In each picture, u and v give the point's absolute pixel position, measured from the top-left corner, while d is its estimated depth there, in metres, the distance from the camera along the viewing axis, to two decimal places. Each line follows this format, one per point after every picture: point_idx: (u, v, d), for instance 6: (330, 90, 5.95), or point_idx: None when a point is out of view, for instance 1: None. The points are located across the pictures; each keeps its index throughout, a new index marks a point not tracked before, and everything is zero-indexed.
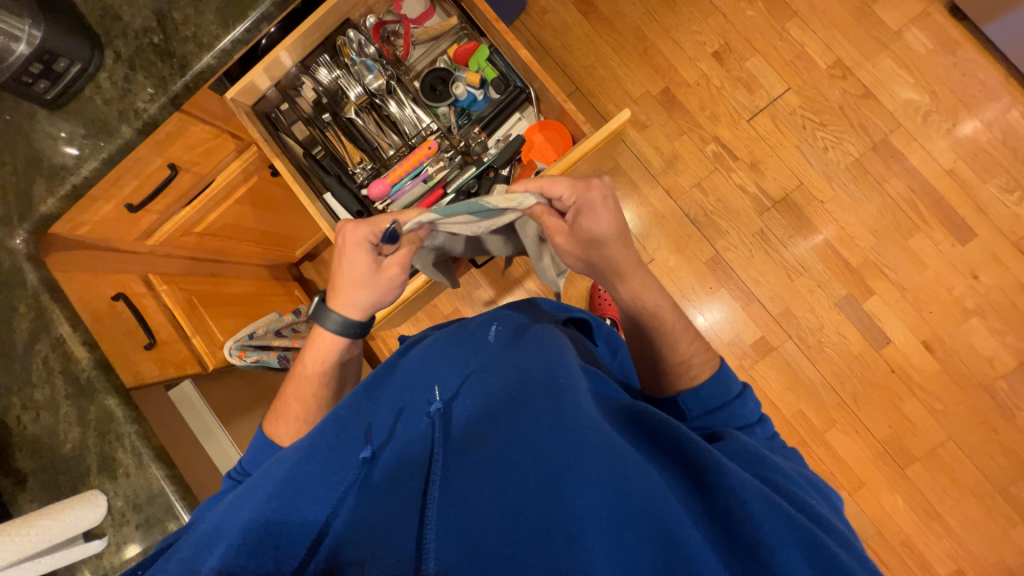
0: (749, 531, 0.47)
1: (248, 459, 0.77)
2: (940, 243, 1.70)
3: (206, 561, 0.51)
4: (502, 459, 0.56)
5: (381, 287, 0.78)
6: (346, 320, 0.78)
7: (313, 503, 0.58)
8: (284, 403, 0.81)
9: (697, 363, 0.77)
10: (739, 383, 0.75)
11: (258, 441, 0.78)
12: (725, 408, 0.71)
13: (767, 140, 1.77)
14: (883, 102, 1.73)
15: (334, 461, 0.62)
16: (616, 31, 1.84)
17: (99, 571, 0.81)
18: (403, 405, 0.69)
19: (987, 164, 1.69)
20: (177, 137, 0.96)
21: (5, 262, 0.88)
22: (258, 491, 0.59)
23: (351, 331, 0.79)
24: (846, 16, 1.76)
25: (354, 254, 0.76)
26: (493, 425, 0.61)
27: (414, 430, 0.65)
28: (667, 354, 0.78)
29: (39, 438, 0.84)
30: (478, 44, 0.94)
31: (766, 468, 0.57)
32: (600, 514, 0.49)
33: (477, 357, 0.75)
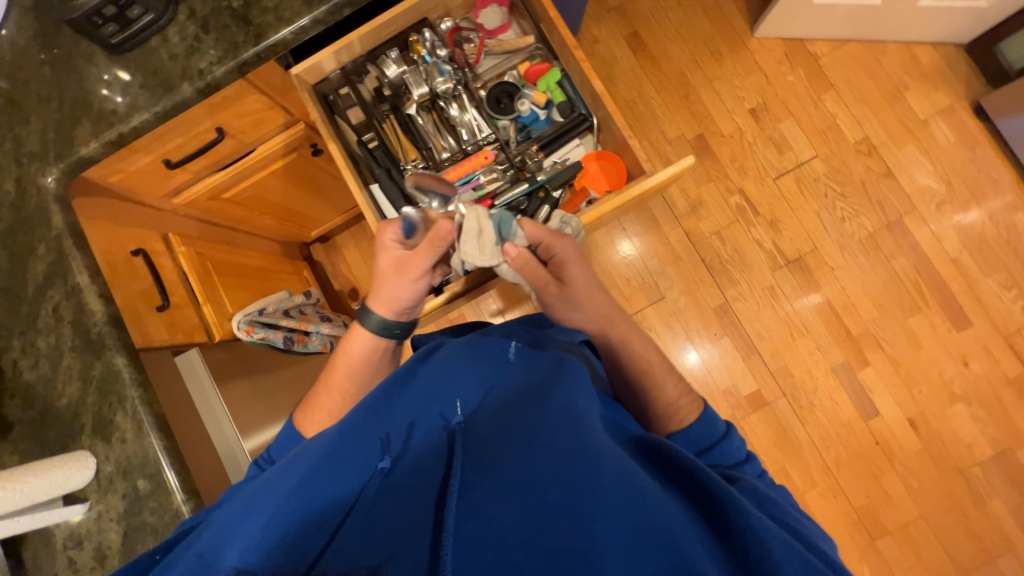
0: (770, 570, 0.44)
1: (274, 446, 0.78)
2: (937, 326, 1.76)
3: (225, 557, 0.52)
4: (519, 474, 0.56)
5: (400, 287, 0.79)
6: (384, 320, 0.82)
7: (331, 503, 0.58)
8: (314, 396, 0.84)
9: (684, 404, 0.77)
10: (723, 422, 0.76)
11: (286, 431, 0.80)
12: (717, 446, 0.72)
13: (789, 201, 1.82)
14: (902, 184, 1.81)
15: (351, 462, 0.61)
16: (661, 72, 1.89)
17: (72, 538, 0.77)
18: (420, 410, 0.69)
19: (990, 258, 1.77)
20: (233, 103, 0.94)
21: (32, 199, 0.84)
22: (281, 484, 0.60)
23: (386, 330, 0.82)
24: (879, 97, 1.84)
25: (387, 257, 0.81)
26: (510, 441, 0.61)
27: (431, 440, 0.65)
28: (657, 402, 0.77)
29: (34, 387, 0.80)
30: (550, 66, 0.96)
31: (777, 509, 0.55)
32: (617, 537, 0.48)
33: (497, 371, 0.74)
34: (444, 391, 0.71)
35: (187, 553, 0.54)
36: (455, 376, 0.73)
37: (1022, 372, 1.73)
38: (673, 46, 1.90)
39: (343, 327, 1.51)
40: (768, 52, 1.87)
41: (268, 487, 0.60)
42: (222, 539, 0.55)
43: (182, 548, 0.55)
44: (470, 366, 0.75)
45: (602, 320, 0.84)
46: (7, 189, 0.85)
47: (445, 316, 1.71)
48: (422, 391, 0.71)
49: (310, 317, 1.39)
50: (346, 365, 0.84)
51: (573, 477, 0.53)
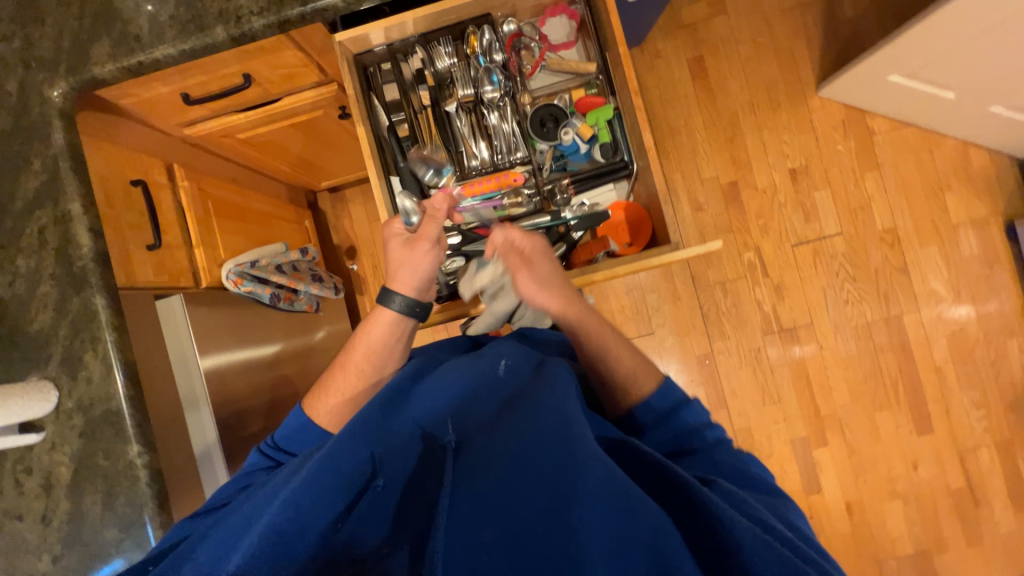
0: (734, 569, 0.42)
1: (282, 434, 0.74)
2: (900, 425, 1.81)
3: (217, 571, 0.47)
4: (503, 486, 0.49)
5: (416, 261, 0.79)
6: (408, 300, 0.79)
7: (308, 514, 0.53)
8: (328, 379, 0.78)
9: (641, 376, 0.71)
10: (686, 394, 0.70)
11: (297, 419, 0.75)
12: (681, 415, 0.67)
13: (800, 270, 1.81)
14: (913, 283, 1.80)
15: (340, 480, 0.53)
16: (714, 106, 1.81)
17: (24, 462, 0.78)
18: (408, 425, 0.62)
19: (970, 374, 1.80)
20: (266, 53, 0.88)
21: (35, 109, 0.79)
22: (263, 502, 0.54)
23: (410, 308, 0.78)
24: (920, 190, 1.80)
25: (396, 242, 0.81)
26: (498, 447, 0.54)
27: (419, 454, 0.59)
28: (610, 376, 0.71)
29: (6, 306, 0.78)
30: (604, 102, 0.90)
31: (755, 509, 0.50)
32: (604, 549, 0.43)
33: (493, 388, 0.67)
34: (439, 407, 0.63)
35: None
36: (449, 391, 0.66)
37: (963, 486, 1.80)
38: (734, 82, 1.81)
39: (332, 289, 1.48)
40: (826, 114, 1.80)
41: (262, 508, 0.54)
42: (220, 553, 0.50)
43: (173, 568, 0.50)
44: (465, 382, 0.67)
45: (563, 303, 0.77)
46: (9, 91, 0.79)
47: None
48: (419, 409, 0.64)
49: (302, 274, 1.36)
50: (362, 354, 0.78)
51: (558, 487, 0.48)
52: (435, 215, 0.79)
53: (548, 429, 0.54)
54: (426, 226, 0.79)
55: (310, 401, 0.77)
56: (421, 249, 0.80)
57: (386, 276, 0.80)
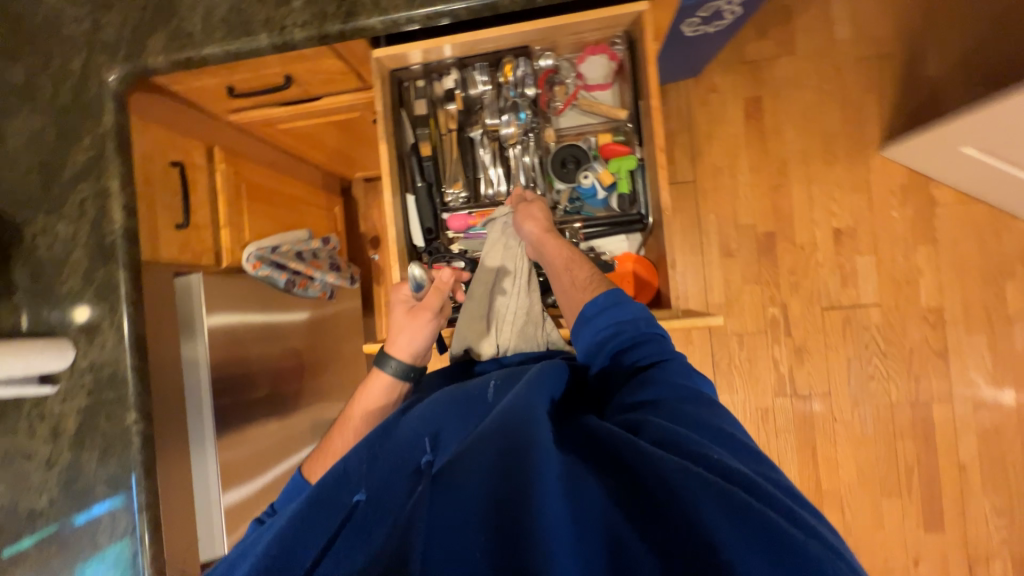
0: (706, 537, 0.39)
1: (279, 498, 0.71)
2: (907, 517, 1.69)
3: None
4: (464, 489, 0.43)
5: (415, 328, 0.79)
6: (403, 364, 0.78)
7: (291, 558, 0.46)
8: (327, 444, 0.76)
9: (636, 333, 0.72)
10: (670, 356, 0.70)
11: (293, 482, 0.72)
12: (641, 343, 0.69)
13: (826, 336, 1.71)
14: (950, 370, 1.67)
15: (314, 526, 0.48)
16: (764, 150, 1.73)
17: (38, 408, 0.86)
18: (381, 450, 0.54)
19: (997, 478, 1.66)
20: (308, 60, 0.90)
21: (92, 89, 0.85)
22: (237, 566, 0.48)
23: (403, 374, 0.78)
24: (977, 272, 1.66)
25: (398, 309, 0.83)
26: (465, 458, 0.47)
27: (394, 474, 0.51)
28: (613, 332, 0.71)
29: (43, 265, 0.86)
30: (629, 152, 0.88)
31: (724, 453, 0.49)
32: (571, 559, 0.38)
33: (476, 406, 0.59)
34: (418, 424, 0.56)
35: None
36: (426, 405, 0.58)
37: None
38: (790, 128, 1.72)
39: (348, 279, 1.51)
40: (885, 176, 1.68)
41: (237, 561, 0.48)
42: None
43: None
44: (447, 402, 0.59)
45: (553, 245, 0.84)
46: (72, 69, 0.85)
47: None
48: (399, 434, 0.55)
49: (322, 263, 1.41)
50: (363, 414, 0.77)
51: (518, 486, 0.42)
52: (441, 288, 0.81)
53: (514, 438, 0.47)
54: (431, 297, 0.81)
55: (308, 466, 0.74)
56: (422, 316, 0.81)
57: (385, 340, 0.81)
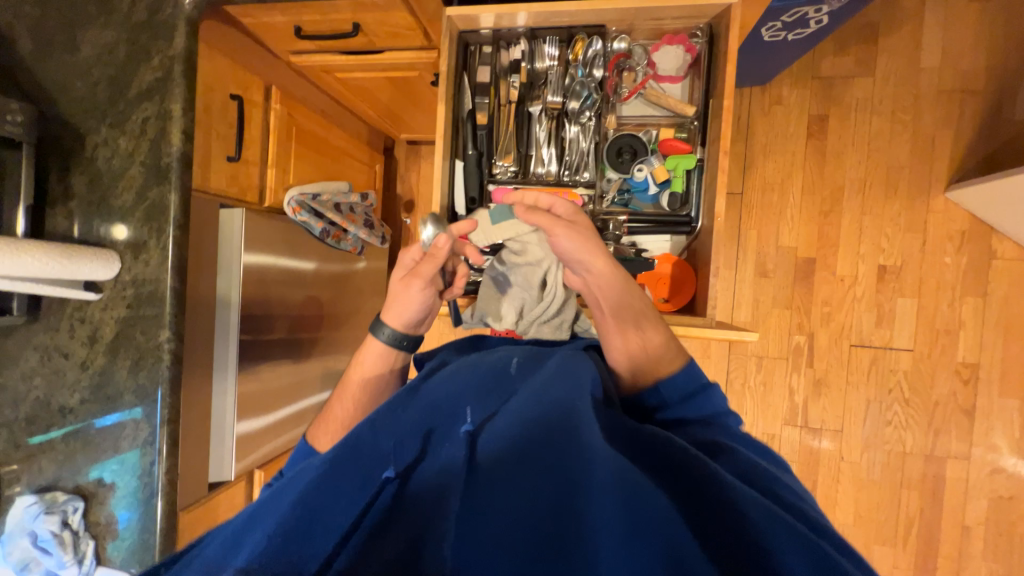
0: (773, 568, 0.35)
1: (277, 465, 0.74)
2: (897, 568, 1.65)
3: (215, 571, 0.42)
4: (511, 488, 0.44)
5: (403, 294, 0.78)
6: (395, 332, 0.80)
7: (330, 524, 0.45)
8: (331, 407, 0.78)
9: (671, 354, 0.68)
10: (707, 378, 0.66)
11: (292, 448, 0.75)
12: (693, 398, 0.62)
13: (849, 374, 1.66)
14: (972, 429, 1.60)
15: (340, 494, 0.47)
16: (821, 173, 1.66)
17: (80, 313, 0.90)
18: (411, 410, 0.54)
19: (1000, 547, 1.60)
20: (379, 9, 0.89)
21: (167, 10, 0.86)
22: (270, 511, 0.46)
23: (396, 341, 0.79)
24: (1023, 334, 1.58)
25: (400, 274, 0.81)
26: (511, 446, 0.47)
27: (422, 442, 0.52)
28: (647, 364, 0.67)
29: (101, 176, 0.89)
30: (689, 150, 0.85)
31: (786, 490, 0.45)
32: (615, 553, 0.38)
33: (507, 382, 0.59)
34: (453, 396, 0.56)
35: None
36: (461, 384, 0.58)
37: None
38: (853, 154, 1.64)
39: (379, 238, 1.53)
40: (945, 219, 1.60)
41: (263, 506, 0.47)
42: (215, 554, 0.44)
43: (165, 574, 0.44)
44: (476, 375, 0.60)
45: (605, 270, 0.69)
46: None
47: None
48: (429, 399, 0.56)
49: (357, 218, 1.42)
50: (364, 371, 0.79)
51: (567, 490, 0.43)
52: (436, 255, 0.75)
53: (560, 432, 0.47)
54: (425, 265, 0.76)
55: (313, 431, 0.77)
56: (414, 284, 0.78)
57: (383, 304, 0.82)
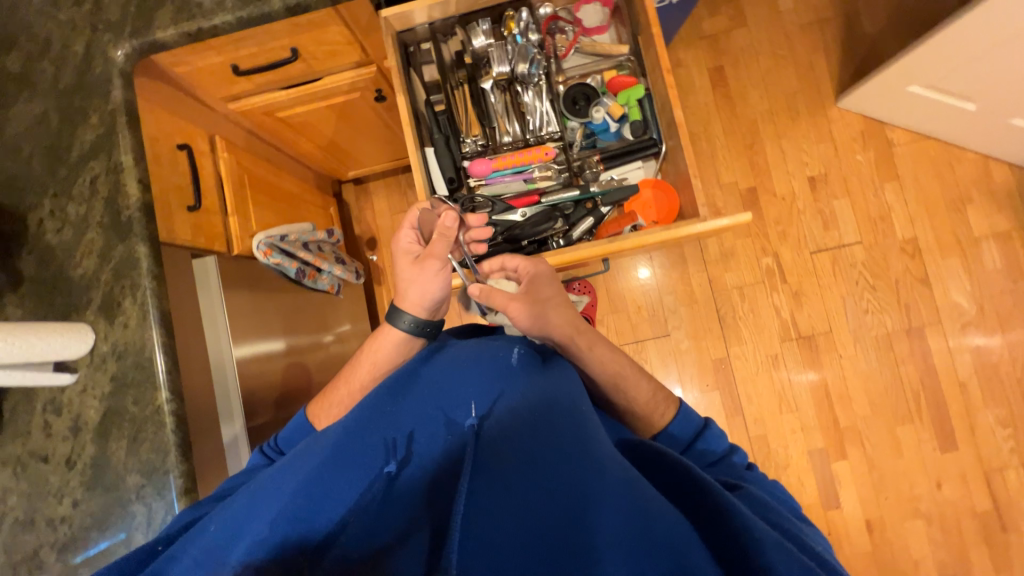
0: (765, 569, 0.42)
1: (286, 437, 0.78)
2: (923, 441, 1.72)
3: (233, 551, 0.52)
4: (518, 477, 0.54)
5: (421, 277, 0.79)
6: (416, 319, 0.80)
7: (336, 499, 0.57)
8: (333, 390, 0.82)
9: (659, 401, 0.76)
10: (700, 415, 0.76)
11: (300, 423, 0.79)
12: (697, 441, 0.73)
13: (819, 278, 1.79)
14: (934, 293, 1.76)
15: (348, 474, 0.59)
16: (734, 114, 1.85)
17: (54, 404, 0.79)
18: (424, 414, 0.66)
19: (996, 392, 1.72)
20: (315, 28, 0.93)
21: (98, 67, 0.84)
22: (285, 483, 0.58)
23: (420, 327, 0.80)
24: (940, 202, 1.79)
25: (408, 256, 0.83)
26: (517, 443, 0.58)
27: (432, 440, 0.62)
28: (630, 403, 0.75)
29: (52, 251, 0.81)
30: (635, 82, 0.94)
31: (773, 514, 0.53)
32: (620, 547, 0.45)
33: (504, 375, 0.69)
34: (458, 393, 0.67)
35: (192, 548, 0.53)
36: (456, 374, 0.70)
37: (991, 510, 1.68)
38: (754, 91, 1.85)
39: (354, 273, 1.50)
40: (845, 125, 1.83)
41: (271, 489, 0.58)
42: (228, 535, 0.54)
43: (186, 541, 0.54)
44: (477, 371, 0.69)
45: (568, 333, 0.77)
46: (75, 50, 0.84)
47: None
48: (432, 395, 0.68)
49: (327, 255, 1.38)
50: (369, 368, 0.81)
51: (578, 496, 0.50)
52: (445, 233, 0.78)
53: (567, 430, 0.59)
54: (436, 244, 0.78)
55: (314, 410, 0.81)
56: (427, 266, 0.79)
57: (399, 291, 0.82)
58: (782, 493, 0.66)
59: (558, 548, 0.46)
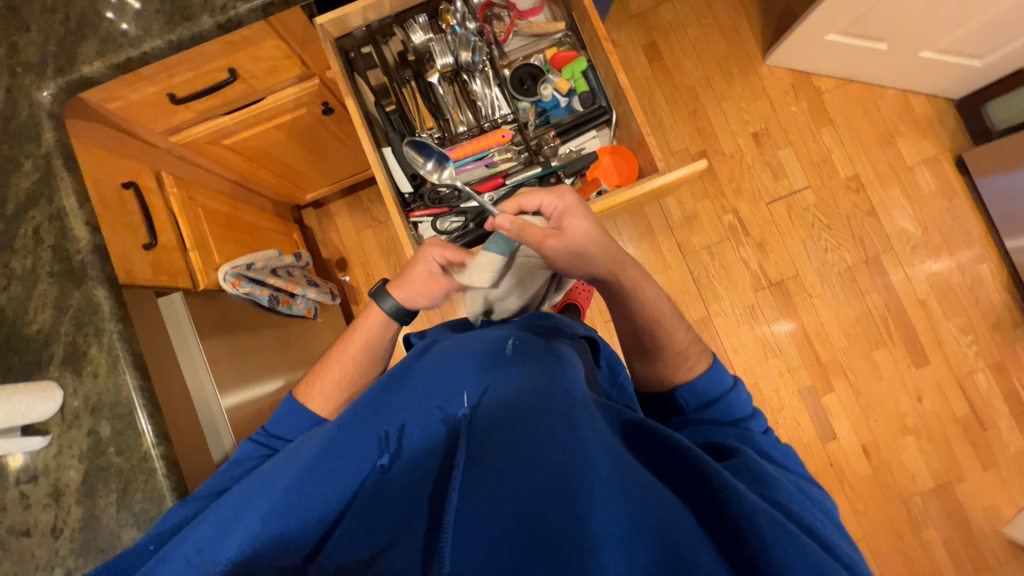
0: (761, 555, 0.45)
1: (278, 420, 0.79)
2: (898, 361, 1.82)
3: (226, 548, 0.53)
4: (513, 465, 0.53)
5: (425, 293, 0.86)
6: (399, 308, 0.87)
7: (330, 498, 0.57)
8: (323, 368, 0.86)
9: (693, 355, 0.79)
10: (732, 376, 0.77)
11: (291, 405, 0.81)
12: (721, 400, 0.74)
13: (779, 226, 1.88)
14: (882, 223, 1.88)
15: (339, 470, 0.58)
16: (673, 84, 1.93)
17: (27, 472, 0.73)
18: (417, 406, 0.64)
19: (954, 303, 1.84)
20: (250, 45, 0.92)
21: (24, 112, 0.80)
22: (278, 480, 0.58)
23: (398, 314, 0.86)
24: (873, 138, 1.92)
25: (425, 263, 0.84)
26: (511, 429, 0.57)
27: (426, 431, 0.61)
28: (665, 351, 0.79)
29: (1, 310, 0.76)
30: (577, 56, 0.98)
31: (771, 488, 0.55)
32: (614, 533, 0.46)
33: (496, 365, 0.68)
34: (450, 384, 0.66)
35: (185, 546, 0.54)
36: (448, 365, 0.69)
37: (969, 413, 1.79)
38: (688, 60, 1.94)
39: (329, 294, 1.47)
40: (776, 80, 1.93)
41: (263, 491, 0.58)
42: (222, 531, 0.54)
43: (181, 538, 0.56)
44: (468, 361, 0.69)
45: (610, 267, 0.77)
46: None
47: None
48: (424, 387, 0.67)
49: (298, 279, 1.35)
50: (360, 344, 0.86)
51: (574, 479, 0.50)
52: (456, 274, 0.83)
53: (563, 409, 0.57)
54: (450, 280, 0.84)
55: (303, 390, 0.84)
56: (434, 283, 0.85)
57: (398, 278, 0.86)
58: (791, 459, 0.68)
59: (553, 534, 0.46)
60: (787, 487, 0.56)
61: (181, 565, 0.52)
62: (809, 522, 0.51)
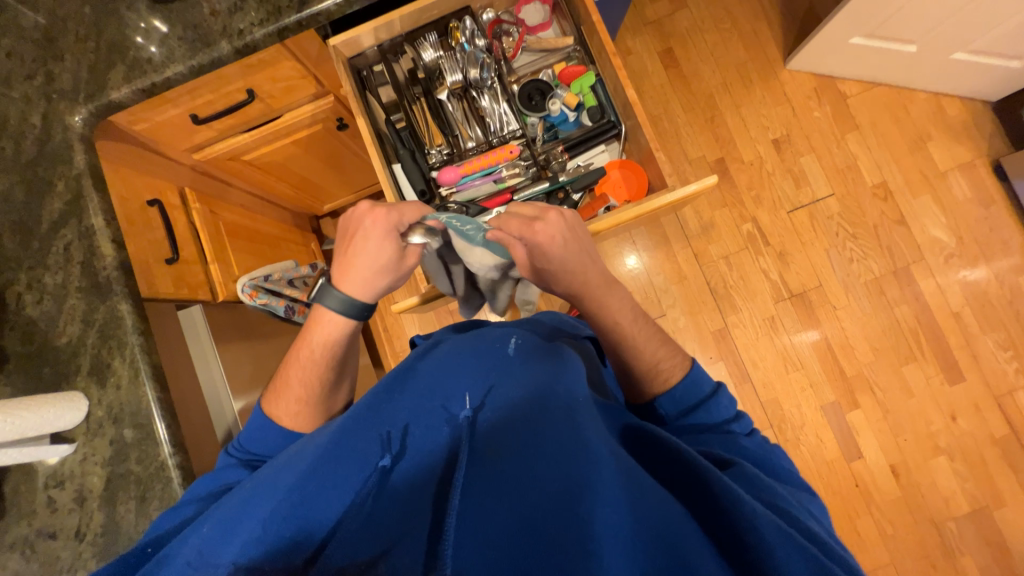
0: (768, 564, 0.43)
1: (246, 434, 0.77)
2: (930, 377, 1.73)
3: (224, 553, 0.51)
4: (517, 467, 0.52)
5: (388, 276, 0.80)
6: (348, 300, 0.78)
7: (332, 498, 0.56)
8: (285, 384, 0.80)
9: (666, 366, 0.74)
10: (711, 379, 0.73)
11: (255, 419, 0.77)
12: (701, 407, 0.70)
13: (800, 235, 1.82)
14: (912, 231, 1.80)
15: (340, 471, 0.57)
16: (690, 92, 1.90)
17: (54, 478, 0.77)
18: (420, 407, 0.64)
19: (991, 317, 1.74)
20: (267, 66, 0.95)
21: (58, 135, 0.85)
22: (280, 481, 0.57)
23: (352, 309, 0.78)
24: (902, 143, 1.84)
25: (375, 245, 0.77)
26: (515, 430, 0.56)
27: (428, 433, 0.60)
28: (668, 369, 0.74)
29: (34, 323, 0.80)
30: (585, 70, 0.98)
31: (768, 493, 0.53)
32: (619, 538, 0.44)
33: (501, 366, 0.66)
34: (453, 384, 0.65)
35: (185, 550, 0.53)
36: (452, 364, 0.68)
37: (1009, 434, 1.69)
38: (705, 67, 1.90)
39: None
40: (798, 85, 1.88)
41: (265, 493, 0.56)
42: (223, 534, 0.53)
43: (180, 543, 0.53)
44: (472, 361, 0.67)
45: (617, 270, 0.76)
46: (32, 123, 0.85)
47: (446, 308, 1.72)
48: (427, 388, 0.66)
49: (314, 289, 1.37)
50: (322, 355, 0.79)
51: (579, 484, 0.49)
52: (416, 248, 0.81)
53: (567, 412, 0.56)
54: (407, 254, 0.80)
55: (270, 405, 0.80)
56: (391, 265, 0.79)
57: (337, 266, 0.79)
58: (781, 457, 0.65)
59: (557, 539, 0.45)
60: (784, 497, 0.54)
61: (180, 568, 0.51)
62: (814, 529, 0.49)
